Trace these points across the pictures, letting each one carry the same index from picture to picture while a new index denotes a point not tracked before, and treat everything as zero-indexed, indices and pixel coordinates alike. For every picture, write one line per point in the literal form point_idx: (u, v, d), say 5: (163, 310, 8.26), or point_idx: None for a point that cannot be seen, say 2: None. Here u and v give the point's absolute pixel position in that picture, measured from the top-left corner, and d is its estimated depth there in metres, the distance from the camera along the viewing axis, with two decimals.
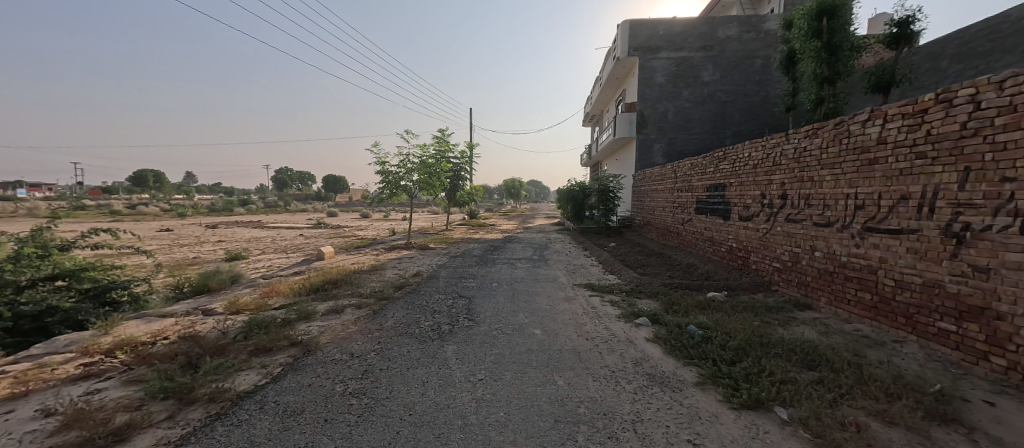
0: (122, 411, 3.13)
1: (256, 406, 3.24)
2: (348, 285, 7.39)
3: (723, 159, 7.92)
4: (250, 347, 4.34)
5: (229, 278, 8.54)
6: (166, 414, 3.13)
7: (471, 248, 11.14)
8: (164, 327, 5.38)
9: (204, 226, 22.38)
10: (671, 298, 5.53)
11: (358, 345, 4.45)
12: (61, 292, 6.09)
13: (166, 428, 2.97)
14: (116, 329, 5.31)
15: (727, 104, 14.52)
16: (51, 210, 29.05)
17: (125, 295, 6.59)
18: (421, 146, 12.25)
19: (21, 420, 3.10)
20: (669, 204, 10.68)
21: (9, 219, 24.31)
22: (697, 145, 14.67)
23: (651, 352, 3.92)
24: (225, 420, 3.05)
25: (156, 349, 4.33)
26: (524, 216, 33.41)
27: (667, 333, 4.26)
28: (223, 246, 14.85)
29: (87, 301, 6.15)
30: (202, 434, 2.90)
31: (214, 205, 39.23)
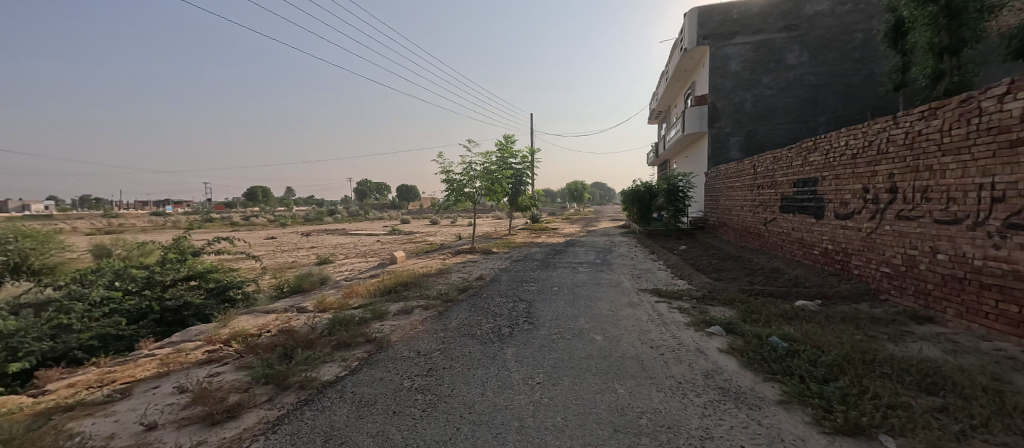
0: (235, 392, 3.52)
1: (336, 394, 3.48)
2: (418, 286, 7.75)
3: (813, 149, 7.10)
4: (333, 341, 4.69)
5: (318, 281, 9.36)
6: (267, 397, 3.47)
7: (534, 253, 11.13)
8: (266, 322, 6.02)
9: (300, 234, 25.10)
10: (750, 306, 5.04)
11: (425, 344, 4.61)
12: (194, 290, 7.11)
13: (267, 409, 3.28)
14: (232, 322, 6.04)
15: (818, 87, 13.09)
16: (187, 223, 34.64)
17: (239, 293, 7.48)
18: (483, 154, 12.53)
19: (163, 395, 3.64)
20: (749, 203, 9.81)
21: (158, 230, 29.59)
22: (783, 136, 13.35)
23: (725, 364, 3.58)
24: (310, 405, 3.30)
25: (262, 340, 4.86)
26: (589, 219, 32.86)
27: (746, 345, 3.88)
28: (315, 251, 16.49)
29: (212, 298, 7.09)
30: (292, 416, 3.16)
31: (306, 215, 43.86)
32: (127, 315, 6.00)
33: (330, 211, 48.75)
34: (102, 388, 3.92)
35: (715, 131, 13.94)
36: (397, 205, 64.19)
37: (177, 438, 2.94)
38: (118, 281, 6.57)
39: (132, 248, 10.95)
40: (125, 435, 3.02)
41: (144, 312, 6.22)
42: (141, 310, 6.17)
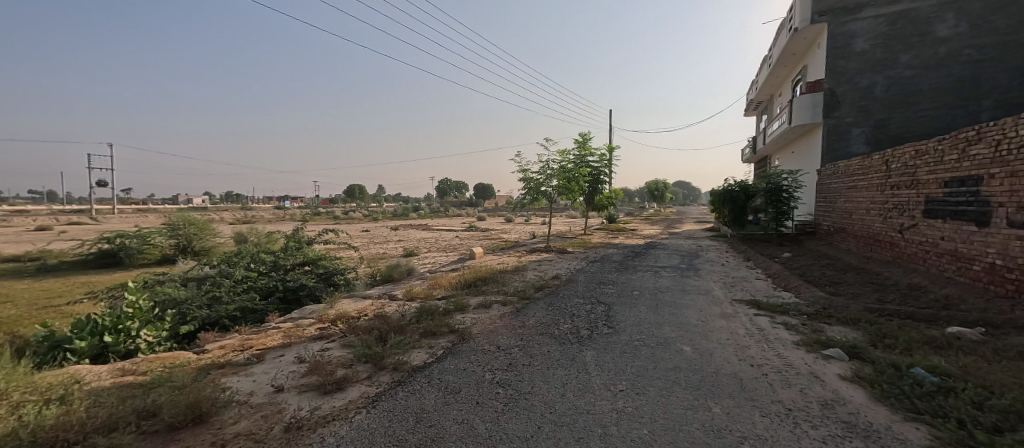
0: (342, 367, 3.99)
1: (425, 379, 3.69)
2: (495, 282, 7.96)
3: (976, 140, 5.89)
4: (421, 329, 4.99)
5: (406, 271, 10.09)
6: (367, 374, 3.84)
7: (611, 254, 10.80)
8: (363, 307, 6.57)
9: (389, 228, 27.38)
10: (881, 329, 4.33)
11: (504, 340, 4.67)
12: (308, 273, 8.48)
13: (367, 385, 3.62)
14: (337, 305, 6.78)
15: (982, 63, 10.81)
16: (299, 216, 39.82)
17: (342, 278, 8.75)
18: (561, 152, 12.36)
19: (287, 363, 4.30)
20: (878, 205, 8.52)
21: (278, 221, 34.53)
22: (926, 125, 11.34)
23: (848, 395, 3.11)
24: (404, 387, 3.55)
25: (361, 322, 5.40)
26: (668, 220, 31.09)
27: (877, 374, 3.35)
28: (402, 243, 17.84)
29: (321, 281, 8.41)
30: (389, 394, 3.43)
31: (394, 211, 47.58)
32: (260, 292, 7.56)
33: (413, 208, 52.14)
34: (242, 353, 4.77)
35: (833, 121, 12.45)
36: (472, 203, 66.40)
37: (298, 402, 3.39)
38: (254, 263, 8.21)
39: (263, 238, 13.39)
40: (260, 394, 3.58)
41: (272, 290, 7.72)
42: (269, 288, 7.67)
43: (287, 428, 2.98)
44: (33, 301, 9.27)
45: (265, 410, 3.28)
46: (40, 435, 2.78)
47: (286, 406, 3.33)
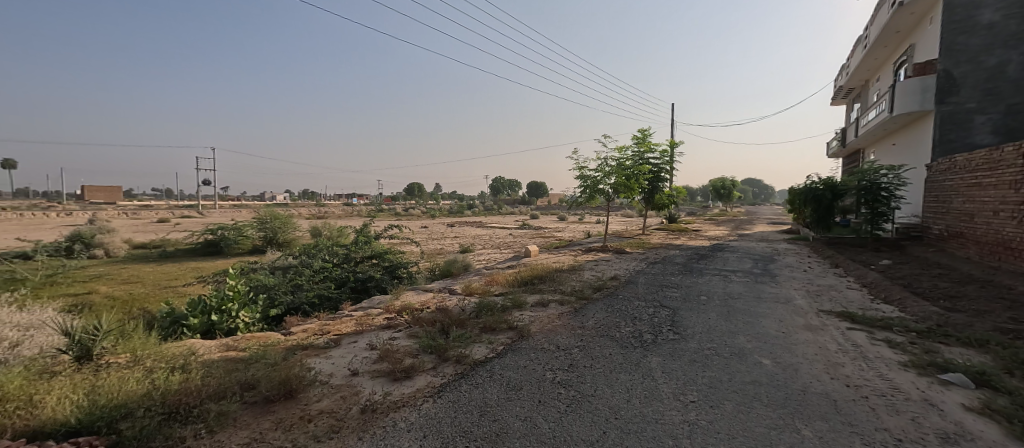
0: (410, 355, 4.86)
1: (487, 373, 4.30)
2: (552, 281, 7.98)
3: None
4: (480, 324, 5.87)
5: (463, 267, 10.41)
6: (432, 364, 4.60)
7: (673, 256, 10.31)
8: (426, 299, 7.57)
9: (445, 224, 28.26)
10: (1017, 354, 3.73)
11: (563, 339, 5.06)
12: (376, 266, 9.14)
13: (432, 375, 4.34)
14: (403, 296, 7.80)
15: None
16: (364, 212, 42.33)
17: (405, 272, 9.40)
18: (619, 148, 12.02)
19: (360, 348, 5.31)
20: (1010, 205, 7.36)
21: (346, 217, 36.92)
22: None
23: (976, 429, 2.70)
24: (467, 380, 4.16)
25: (424, 314, 6.41)
26: (735, 220, 29.18)
27: (1014, 408, 2.89)
28: (458, 240, 18.34)
29: (387, 273, 9.07)
30: (454, 385, 4.06)
31: (450, 208, 49.02)
32: (334, 281, 8.32)
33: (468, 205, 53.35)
34: (322, 336, 5.86)
35: (948, 107, 10.86)
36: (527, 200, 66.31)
37: (372, 386, 4.14)
38: (329, 255, 8.95)
39: (336, 233, 14.49)
40: (338, 376, 4.37)
41: (344, 280, 8.47)
42: (342, 278, 8.42)
43: (364, 409, 3.54)
44: (155, 281, 10.81)
45: (344, 391, 3.98)
46: (166, 398, 3.42)
47: (362, 389, 4.00)
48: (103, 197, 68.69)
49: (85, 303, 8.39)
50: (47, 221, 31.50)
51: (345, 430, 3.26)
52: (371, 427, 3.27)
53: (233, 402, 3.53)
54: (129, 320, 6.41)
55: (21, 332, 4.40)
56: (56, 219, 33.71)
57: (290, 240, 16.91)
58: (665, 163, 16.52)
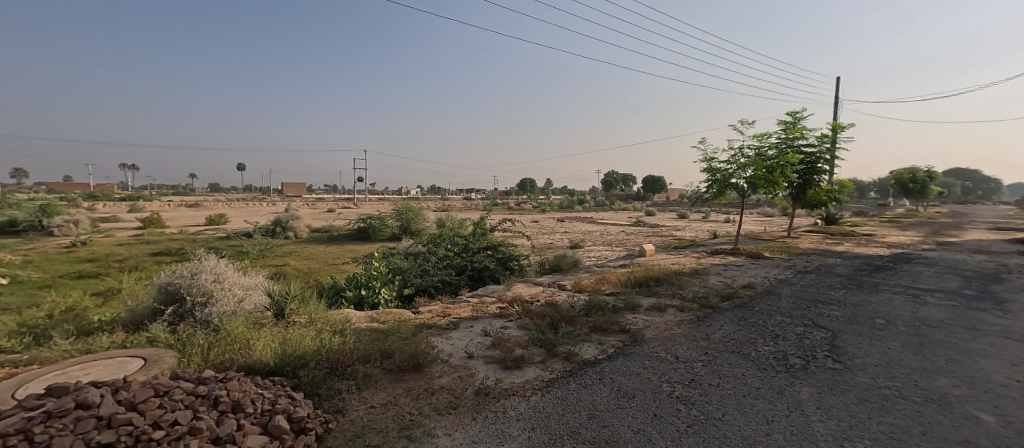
0: (520, 346, 4.95)
1: (596, 376, 4.15)
2: (671, 284, 7.28)
3: None
4: (589, 323, 5.59)
5: (572, 263, 10.21)
6: (540, 358, 4.64)
7: (832, 265, 8.50)
8: (536, 292, 7.56)
9: (556, 219, 28.28)
10: None
11: (683, 350, 4.63)
12: (490, 257, 9.47)
13: (541, 369, 4.39)
14: (515, 288, 7.91)
15: None
16: (483, 205, 44.91)
17: (517, 264, 9.57)
18: (759, 136, 10.38)
19: (475, 333, 5.53)
20: None
21: (468, 210, 39.59)
22: None
23: None
24: (574, 379, 4.12)
25: (535, 307, 6.37)
26: (928, 224, 22.98)
27: None
28: (569, 234, 18.14)
29: (500, 265, 9.37)
30: (561, 383, 4.05)
31: (564, 202, 49.00)
32: (455, 268, 8.86)
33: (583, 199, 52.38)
34: (443, 317, 6.27)
35: None
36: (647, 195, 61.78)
37: (485, 370, 4.43)
38: (450, 244, 9.52)
39: (456, 225, 15.59)
40: (456, 356, 4.80)
41: (463, 268, 8.97)
42: (461, 266, 8.93)
43: (478, 392, 3.95)
44: (323, 259, 13.01)
45: (461, 371, 4.42)
46: (331, 355, 4.38)
47: (476, 372, 4.40)
48: (292, 189, 86.25)
49: (281, 272, 10.61)
50: (259, 208, 40.79)
51: (461, 407, 3.76)
52: (483, 410, 3.65)
53: (375, 367, 4.33)
54: (303, 287, 7.82)
55: (244, 290, 6.07)
56: (264, 206, 43.41)
57: (421, 229, 18.61)
58: (821, 152, 13.79)
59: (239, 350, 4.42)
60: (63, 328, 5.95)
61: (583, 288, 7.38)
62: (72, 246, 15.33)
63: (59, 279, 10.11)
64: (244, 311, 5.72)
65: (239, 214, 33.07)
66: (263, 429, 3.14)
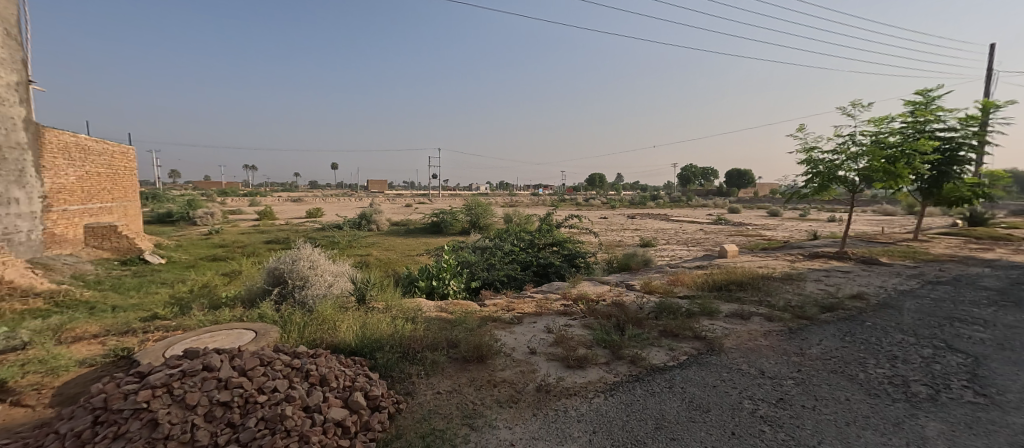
0: (583, 346, 4.69)
1: (665, 383, 3.79)
2: (757, 290, 6.50)
3: None
4: (660, 327, 5.15)
5: (642, 262, 9.61)
6: (604, 359, 4.35)
7: (972, 276, 7.01)
8: (602, 291, 7.20)
9: (628, 216, 27.12)
10: None
11: (770, 364, 4.06)
12: (556, 253, 9.25)
13: (604, 371, 4.11)
14: (580, 286, 7.62)
15: None
16: (552, 200, 44.57)
17: (583, 262, 9.25)
18: (877, 120, 8.90)
19: (538, 329, 5.36)
20: None
21: (537, 205, 39.55)
22: None
23: None
24: (641, 384, 3.80)
25: (600, 306, 6.04)
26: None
27: None
28: (641, 233, 17.25)
29: (565, 262, 9.11)
30: (626, 387, 3.75)
31: (636, 198, 46.94)
32: (521, 264, 8.78)
33: (659, 196, 49.66)
34: (507, 311, 6.20)
35: None
36: (730, 191, 56.64)
37: (547, 368, 4.25)
38: (516, 239, 9.48)
39: (523, 220, 15.58)
40: (519, 351, 4.66)
41: (528, 264, 8.86)
42: (526, 262, 8.83)
43: (538, 389, 3.79)
44: (400, 250, 13.73)
45: (522, 366, 4.28)
46: (402, 341, 4.48)
47: (538, 368, 4.23)
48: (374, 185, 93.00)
49: (365, 261, 11.41)
50: (346, 202, 44.54)
51: (522, 403, 3.62)
52: (544, 406, 3.50)
53: (442, 355, 4.36)
54: (381, 276, 8.26)
55: (332, 278, 6.60)
56: (350, 200, 47.31)
57: (489, 224, 18.90)
58: (959, 140, 11.52)
59: (328, 331, 4.70)
60: (188, 300, 6.91)
61: (653, 290, 6.87)
62: (208, 234, 18.10)
63: (197, 259, 11.94)
64: (332, 295, 6.29)
65: (330, 207, 36.38)
66: (345, 402, 3.33)
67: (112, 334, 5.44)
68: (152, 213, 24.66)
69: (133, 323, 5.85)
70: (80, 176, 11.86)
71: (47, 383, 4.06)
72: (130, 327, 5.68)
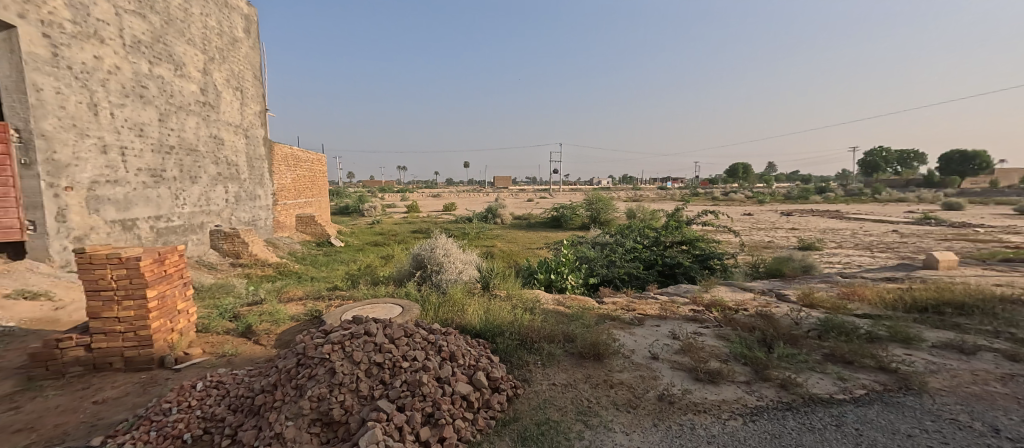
0: (716, 358, 3.96)
1: (833, 420, 3.00)
2: (989, 317, 4.73)
3: None
4: (823, 349, 4.09)
5: (801, 269, 7.95)
6: (745, 378, 3.61)
7: None
8: (744, 298, 6.11)
9: (780, 213, 23.08)
10: None
11: (1010, 422, 2.89)
12: (685, 253, 8.24)
13: (744, 391, 3.40)
14: (715, 290, 6.62)
15: None
16: (683, 195, 40.68)
17: (719, 264, 8.02)
18: None
19: (662, 334, 4.74)
20: None
21: (666, 200, 36.55)
22: None
23: None
24: (795, 415, 3.07)
25: (740, 316, 5.09)
26: None
27: None
28: (797, 233, 14.46)
29: (697, 263, 8.03)
30: (773, 416, 3.06)
31: (790, 192, 39.83)
32: (644, 262, 8.05)
33: (824, 190, 41.14)
34: (628, 311, 5.68)
35: None
36: (937, 181, 43.52)
37: (671, 377, 3.69)
38: (640, 236, 8.74)
39: (648, 216, 14.43)
40: (639, 354, 4.15)
41: (652, 262, 8.07)
42: (651, 260, 8.05)
43: (661, 398, 3.31)
44: (523, 243, 13.99)
45: (643, 371, 3.79)
46: (519, 329, 4.36)
47: (661, 376, 3.69)
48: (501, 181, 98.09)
49: (491, 252, 11.90)
50: (476, 197, 47.82)
51: (641, 409, 3.21)
52: (667, 418, 3.07)
53: (558, 348, 4.12)
54: (504, 266, 8.44)
55: (461, 267, 6.95)
56: (479, 196, 50.60)
57: (611, 219, 18.06)
58: None
59: (457, 313, 4.87)
60: (349, 278, 8.10)
61: (814, 304, 5.54)
62: (371, 223, 21.33)
63: (364, 244, 14.12)
64: (462, 280, 6.64)
65: (463, 202, 39.43)
66: (470, 379, 3.36)
67: (310, 298, 6.67)
68: (334, 208, 30.17)
69: (323, 291, 7.08)
70: (293, 178, 14.89)
71: (274, 330, 5.16)
72: (321, 293, 6.90)
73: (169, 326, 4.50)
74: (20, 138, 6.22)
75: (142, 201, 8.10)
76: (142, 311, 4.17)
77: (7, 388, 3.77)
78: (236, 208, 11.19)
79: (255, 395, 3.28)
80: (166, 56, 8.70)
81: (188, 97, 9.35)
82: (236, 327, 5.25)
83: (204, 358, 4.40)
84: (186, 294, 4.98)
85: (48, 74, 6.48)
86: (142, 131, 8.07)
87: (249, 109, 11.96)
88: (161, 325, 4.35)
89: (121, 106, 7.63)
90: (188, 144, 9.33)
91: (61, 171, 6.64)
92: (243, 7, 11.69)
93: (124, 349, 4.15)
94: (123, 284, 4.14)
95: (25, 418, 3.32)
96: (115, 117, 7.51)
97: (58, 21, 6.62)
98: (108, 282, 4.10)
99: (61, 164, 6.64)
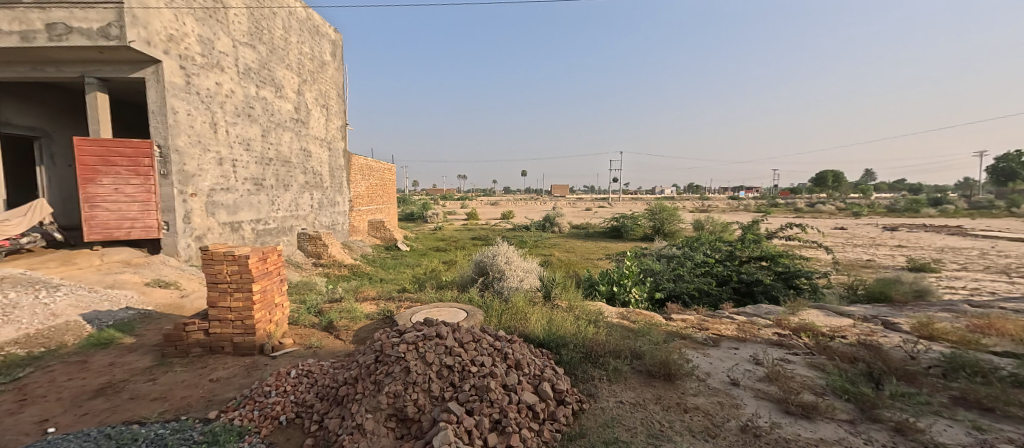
0: (810, 391, 3.57)
1: None
2: None
3: None
4: (950, 391, 3.52)
5: (911, 294, 6.89)
6: (848, 416, 3.22)
7: None
8: (839, 324, 5.45)
9: (880, 227, 20.18)
10: None
11: None
12: (764, 270, 7.55)
13: (847, 430, 3.04)
14: (802, 313, 5.98)
15: None
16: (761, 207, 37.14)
17: (806, 283, 7.20)
18: None
19: (742, 358, 4.39)
20: None
21: (739, 211, 33.73)
22: None
23: None
24: None
25: (836, 344, 4.55)
26: None
27: None
28: (903, 251, 12.57)
29: (780, 281, 7.29)
30: None
31: (896, 204, 34.65)
32: (716, 278, 7.52)
33: (940, 202, 35.21)
34: (700, 330, 5.34)
35: None
36: None
37: (756, 407, 3.40)
38: (711, 250, 8.18)
39: (719, 229, 13.44)
40: (716, 378, 3.89)
41: (726, 279, 7.50)
42: (724, 277, 7.49)
43: (744, 429, 3.08)
44: (582, 253, 13.75)
45: (722, 397, 3.55)
46: (584, 343, 4.30)
47: (744, 405, 3.42)
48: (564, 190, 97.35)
49: (550, 261, 11.87)
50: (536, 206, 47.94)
51: (722, 439, 3.01)
52: None
53: (626, 364, 4.01)
54: (564, 276, 8.36)
55: (521, 276, 7.03)
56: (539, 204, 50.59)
57: (676, 230, 17.10)
58: None
59: (520, 321, 4.96)
60: (417, 280, 8.56)
61: (935, 336, 4.77)
62: (436, 230, 22.30)
63: (427, 249, 14.86)
64: (523, 289, 6.72)
65: (522, 211, 39.68)
66: (535, 388, 3.39)
67: (382, 299, 7.16)
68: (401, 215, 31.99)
69: (393, 293, 7.57)
70: (367, 186, 16.13)
71: (352, 327, 5.63)
72: (392, 295, 7.38)
73: (269, 317, 5.10)
74: (159, 153, 7.58)
75: (246, 206, 9.29)
76: (248, 303, 4.76)
77: (147, 362, 4.55)
78: (320, 213, 12.34)
79: (339, 386, 3.59)
80: (269, 80, 9.96)
81: (285, 115, 10.59)
82: (320, 322, 5.82)
83: (295, 348, 4.93)
84: (283, 290, 5.58)
85: (183, 99, 7.78)
86: (248, 146, 9.29)
87: (333, 124, 13.22)
88: (262, 316, 4.94)
89: (234, 124, 8.87)
90: (284, 156, 10.56)
91: (188, 180, 7.92)
92: (331, 34, 13.03)
93: (234, 335, 4.79)
94: (235, 279, 4.74)
95: (160, 389, 3.95)
96: (229, 133, 8.76)
97: (192, 54, 7.94)
98: (224, 276, 4.72)
99: (188, 174, 7.91)
